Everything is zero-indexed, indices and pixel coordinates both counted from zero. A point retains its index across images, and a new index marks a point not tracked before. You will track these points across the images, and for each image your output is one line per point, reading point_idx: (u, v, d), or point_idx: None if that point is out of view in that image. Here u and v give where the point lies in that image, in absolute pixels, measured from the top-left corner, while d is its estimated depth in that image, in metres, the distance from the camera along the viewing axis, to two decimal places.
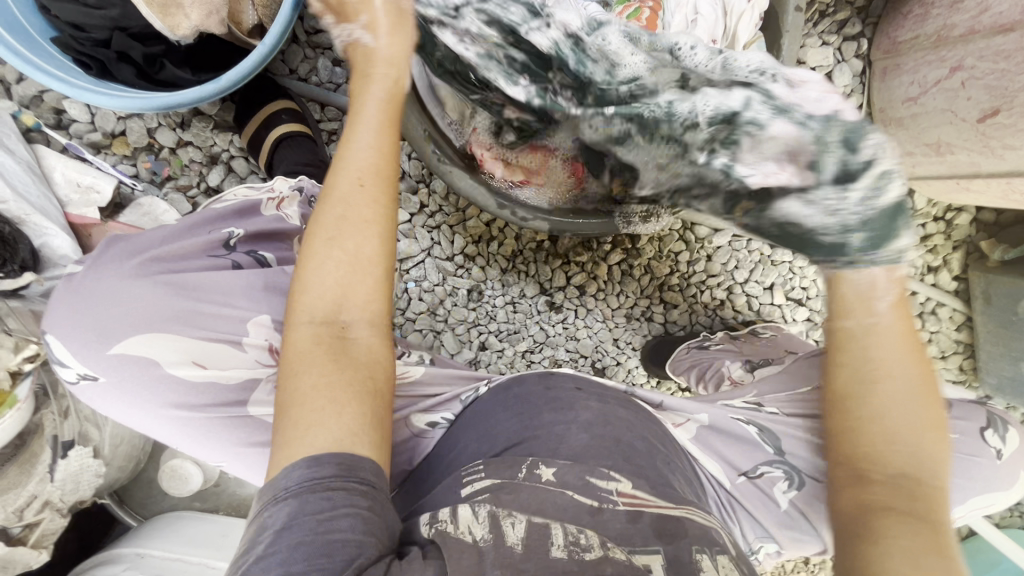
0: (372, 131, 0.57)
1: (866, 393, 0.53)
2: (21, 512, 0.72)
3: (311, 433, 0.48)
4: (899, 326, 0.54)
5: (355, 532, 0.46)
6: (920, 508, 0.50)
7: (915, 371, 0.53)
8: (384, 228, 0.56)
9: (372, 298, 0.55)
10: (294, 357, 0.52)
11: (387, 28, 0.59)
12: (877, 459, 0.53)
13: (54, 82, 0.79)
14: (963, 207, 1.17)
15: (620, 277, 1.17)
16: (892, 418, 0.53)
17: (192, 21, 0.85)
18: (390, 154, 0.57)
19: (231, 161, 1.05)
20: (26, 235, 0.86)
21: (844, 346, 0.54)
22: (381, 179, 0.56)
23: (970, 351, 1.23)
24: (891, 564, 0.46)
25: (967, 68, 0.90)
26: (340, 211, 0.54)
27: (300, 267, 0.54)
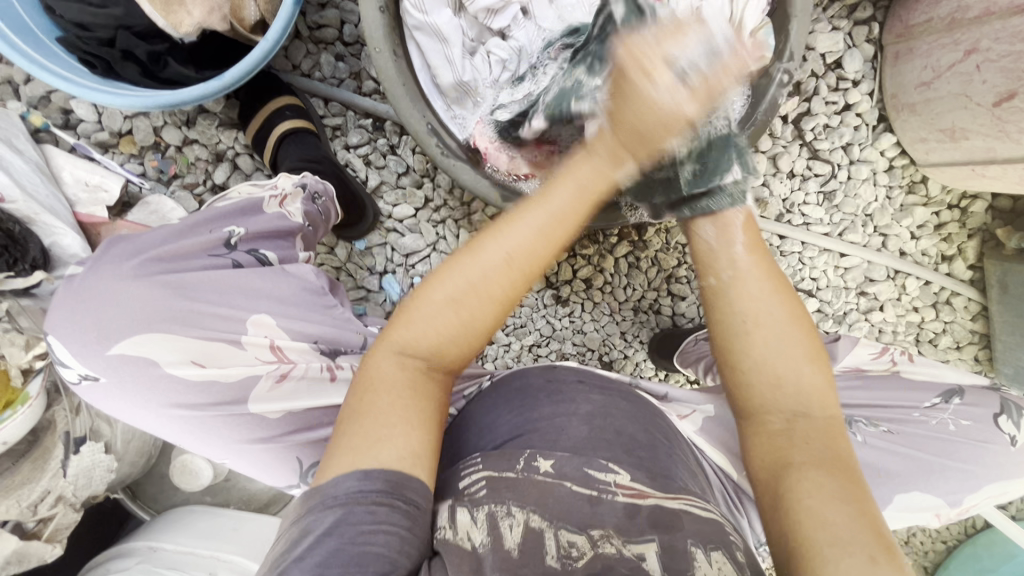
0: (548, 222, 0.56)
1: (737, 341, 0.58)
2: (35, 506, 0.74)
3: (378, 449, 0.50)
4: (753, 275, 0.60)
5: (391, 548, 0.46)
6: (816, 445, 0.55)
7: (777, 311, 0.58)
8: (503, 307, 0.56)
9: (461, 355, 0.57)
10: (375, 377, 0.54)
11: (610, 149, 0.55)
12: (775, 409, 0.57)
13: (60, 81, 0.80)
14: (979, 194, 1.14)
15: (627, 269, 1.16)
16: (769, 358, 0.57)
17: (194, 17, 0.88)
18: (552, 251, 0.57)
19: (236, 158, 1.05)
20: (36, 235, 0.87)
21: (713, 305, 0.60)
22: (529, 271, 0.56)
23: (986, 342, 1.20)
24: (808, 517, 0.49)
25: (983, 50, 0.89)
26: (475, 279, 0.54)
27: (414, 298, 0.56)
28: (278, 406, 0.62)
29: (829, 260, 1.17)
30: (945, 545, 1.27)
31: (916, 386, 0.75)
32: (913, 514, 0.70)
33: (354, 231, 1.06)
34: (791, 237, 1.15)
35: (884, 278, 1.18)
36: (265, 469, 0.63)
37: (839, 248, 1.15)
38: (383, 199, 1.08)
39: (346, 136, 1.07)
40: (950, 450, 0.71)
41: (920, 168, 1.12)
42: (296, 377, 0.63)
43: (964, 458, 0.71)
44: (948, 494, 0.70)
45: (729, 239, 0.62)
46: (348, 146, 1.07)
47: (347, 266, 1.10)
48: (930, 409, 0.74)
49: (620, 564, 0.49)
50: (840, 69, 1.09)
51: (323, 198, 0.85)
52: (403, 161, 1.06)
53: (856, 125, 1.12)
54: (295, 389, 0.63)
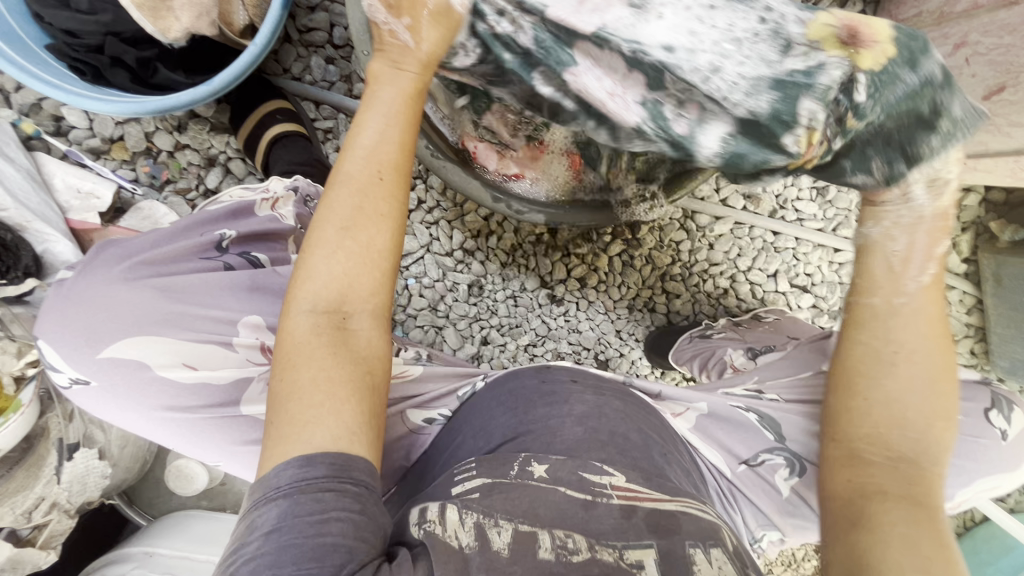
0: (388, 122, 0.56)
1: (875, 367, 0.55)
2: (30, 513, 0.74)
3: (310, 430, 0.48)
4: (921, 314, 0.55)
5: (347, 536, 0.45)
6: (915, 491, 0.52)
7: (932, 355, 0.55)
8: (392, 224, 0.55)
9: (377, 290, 0.54)
10: (291, 345, 0.51)
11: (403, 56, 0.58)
12: (875, 442, 0.55)
13: (51, 90, 0.80)
14: (971, 187, 1.14)
15: (621, 267, 1.16)
16: (901, 400, 0.55)
17: (182, 23, 0.86)
18: (407, 150, 0.57)
19: (228, 162, 1.06)
20: (27, 242, 0.87)
21: (861, 324, 0.57)
22: (392, 173, 0.56)
23: (982, 335, 1.20)
24: (888, 552, 0.48)
25: (972, 43, 0.89)
26: (355, 201, 0.54)
27: (306, 253, 0.54)
28: None
29: (824, 255, 1.17)
30: None
31: None
32: None
33: None
34: (784, 233, 1.15)
35: None
36: (255, 472, 0.62)
37: (833, 243, 1.15)
38: None
39: (338, 139, 1.07)
40: None
41: None
42: None
43: (956, 453, 0.71)
44: (941, 488, 0.70)
45: (910, 271, 0.56)
46: (340, 149, 1.07)
47: None
48: None
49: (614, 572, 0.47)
50: None
51: (314, 201, 0.85)
52: None
53: None
54: None
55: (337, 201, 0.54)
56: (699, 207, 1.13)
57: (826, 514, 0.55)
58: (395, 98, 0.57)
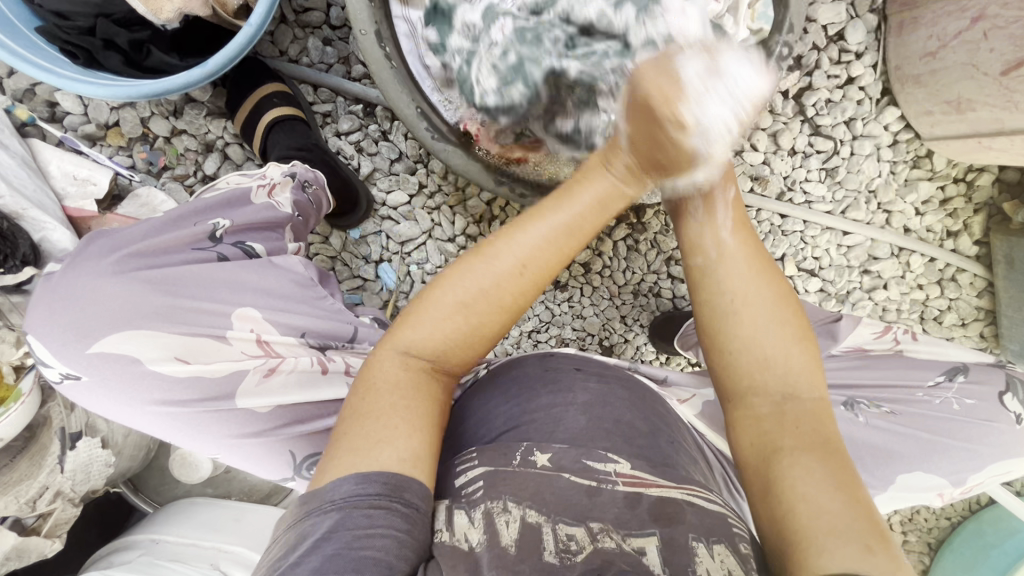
0: (560, 232, 0.57)
1: (726, 321, 0.59)
2: (34, 503, 0.74)
3: (377, 450, 0.50)
4: (739, 257, 0.61)
5: (387, 552, 0.45)
6: (813, 434, 0.53)
7: (768, 296, 0.59)
8: (514, 313, 0.58)
9: (467, 356, 0.58)
10: (375, 378, 0.55)
11: (631, 170, 0.57)
12: (767, 392, 0.57)
13: (41, 72, 0.78)
14: (985, 166, 1.11)
15: (626, 252, 1.14)
16: (759, 344, 0.58)
17: (175, 3, 0.84)
18: (562, 262, 0.58)
19: (226, 148, 1.04)
20: (24, 230, 0.86)
21: (699, 282, 0.62)
22: (539, 278, 0.57)
23: (992, 318, 1.18)
24: (800, 511, 0.48)
25: (991, 16, 0.86)
26: (485, 285, 0.55)
27: (421, 304, 0.57)
28: (268, 399, 0.62)
29: (832, 238, 1.15)
30: (949, 519, 1.29)
31: (917, 364, 0.74)
32: (916, 493, 0.70)
33: (348, 219, 1.05)
34: (792, 215, 1.12)
35: (887, 256, 1.16)
36: (256, 463, 0.62)
37: (841, 226, 1.13)
38: (376, 186, 1.06)
39: (337, 122, 1.05)
40: (952, 429, 0.70)
41: (925, 142, 1.09)
42: (285, 371, 0.63)
43: (968, 437, 0.70)
44: (952, 471, 0.70)
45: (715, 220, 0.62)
46: (340, 133, 1.05)
47: (342, 255, 1.09)
48: (932, 387, 0.72)
49: (620, 559, 0.47)
50: (842, 41, 1.05)
51: (313, 187, 0.83)
52: (396, 147, 1.04)
53: (859, 99, 1.08)
54: (284, 381, 0.63)
55: (469, 277, 0.55)
56: None
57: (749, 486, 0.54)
58: (608, 193, 0.58)
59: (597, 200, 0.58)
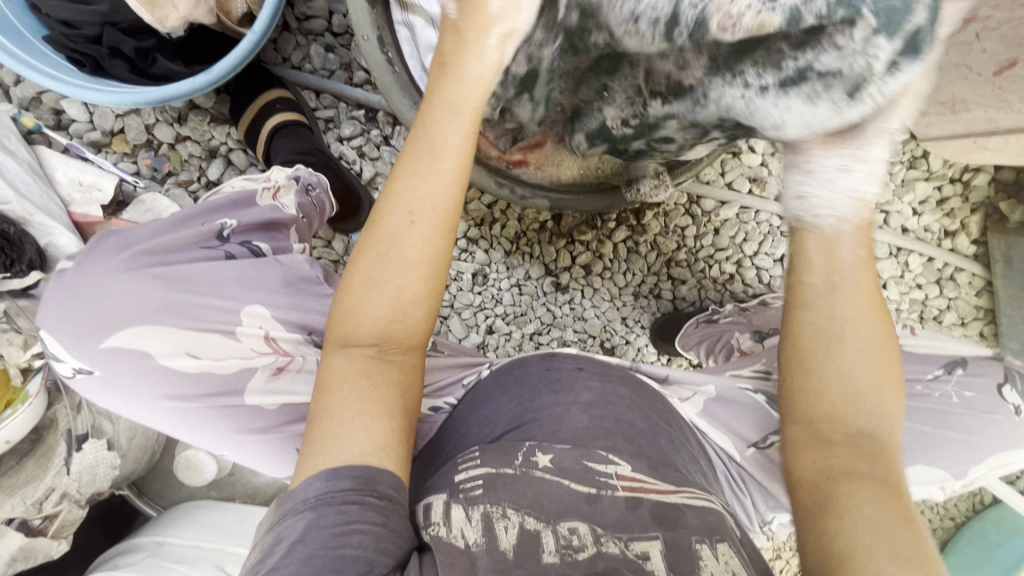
0: (437, 161, 0.54)
1: (829, 347, 0.53)
2: (40, 503, 0.74)
3: (338, 446, 0.50)
4: (860, 280, 0.54)
5: (366, 548, 0.46)
6: (875, 466, 0.50)
7: (875, 330, 0.54)
8: (433, 267, 0.55)
9: (411, 331, 0.55)
10: (328, 374, 0.53)
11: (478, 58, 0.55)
12: (836, 422, 0.53)
13: (48, 80, 0.79)
14: (981, 166, 1.12)
15: (626, 254, 1.15)
16: (847, 383, 0.53)
17: (180, 11, 0.86)
18: (457, 192, 0.55)
19: (229, 154, 1.05)
20: (31, 235, 0.87)
21: (806, 303, 0.54)
22: (442, 217, 0.54)
23: (992, 316, 1.19)
24: (864, 545, 0.46)
25: (982, 18, 0.87)
26: (388, 244, 0.54)
27: (346, 288, 0.55)
28: (276, 398, 0.63)
29: None
30: (953, 521, 1.27)
31: (917, 360, 0.75)
32: (917, 488, 0.70)
33: (351, 222, 1.05)
34: None
35: (886, 256, 1.16)
36: (262, 461, 0.63)
37: None
38: (379, 190, 1.08)
39: (339, 128, 1.06)
40: (952, 423, 0.70)
41: (921, 143, 1.10)
42: (292, 370, 0.64)
43: (967, 430, 0.70)
44: (952, 466, 0.70)
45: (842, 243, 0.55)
46: (341, 137, 1.06)
47: (345, 258, 1.10)
48: (932, 380, 0.73)
49: (624, 565, 0.48)
50: None
51: (316, 190, 0.85)
52: (398, 151, 1.05)
53: None
54: (292, 380, 0.64)
55: (377, 244, 0.54)
56: (704, 191, 1.12)
57: (799, 504, 0.52)
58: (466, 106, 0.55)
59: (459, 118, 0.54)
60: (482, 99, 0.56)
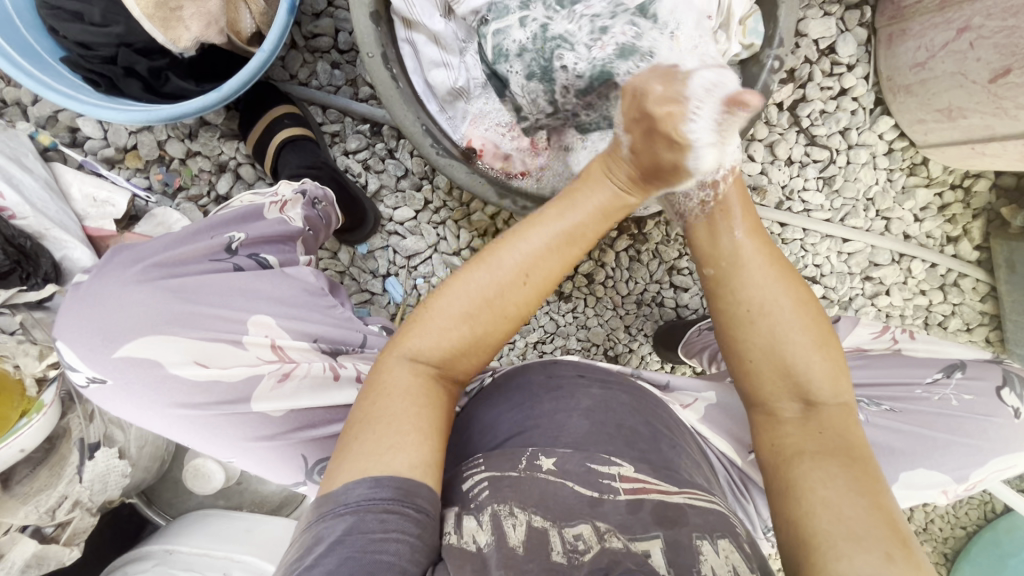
0: (559, 238, 0.58)
1: (749, 332, 0.59)
2: (53, 511, 0.76)
3: (391, 456, 0.51)
4: (755, 261, 0.60)
5: (401, 557, 0.47)
6: (831, 436, 0.56)
7: (788, 299, 0.58)
8: (518, 322, 0.59)
9: (471, 364, 0.59)
10: (386, 386, 0.56)
11: (630, 180, 0.59)
12: (789, 398, 0.58)
13: (66, 100, 0.82)
14: (981, 172, 1.12)
15: (628, 263, 1.16)
16: (779, 349, 0.58)
17: (193, 32, 0.88)
18: (564, 268, 0.59)
19: (238, 168, 1.08)
20: (46, 249, 0.90)
21: (716, 293, 0.61)
22: (545, 288, 0.59)
23: (996, 322, 1.19)
24: (816, 521, 0.50)
25: (976, 27, 0.89)
26: (490, 289, 0.56)
27: (429, 308, 0.57)
28: (282, 404, 0.63)
29: (833, 245, 1.16)
30: (964, 530, 1.25)
31: (916, 365, 0.75)
32: (919, 493, 0.70)
33: (356, 234, 1.08)
34: (792, 224, 1.14)
35: (888, 262, 1.17)
36: (270, 467, 0.64)
37: (840, 232, 1.14)
38: (384, 203, 1.10)
39: (345, 142, 1.09)
40: (951, 428, 0.71)
41: (920, 150, 1.11)
42: (298, 376, 0.65)
43: (967, 434, 0.70)
44: (954, 471, 0.70)
45: (726, 226, 0.62)
46: (347, 151, 1.08)
47: (351, 270, 1.12)
48: (932, 385, 0.74)
49: (627, 558, 0.48)
50: (834, 54, 1.08)
51: (322, 204, 0.87)
52: (402, 164, 1.08)
53: (852, 110, 1.11)
54: (297, 387, 0.64)
55: (476, 280, 0.57)
56: None
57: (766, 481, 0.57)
58: (607, 203, 0.60)
59: (599, 209, 0.59)
60: (596, 224, 0.60)
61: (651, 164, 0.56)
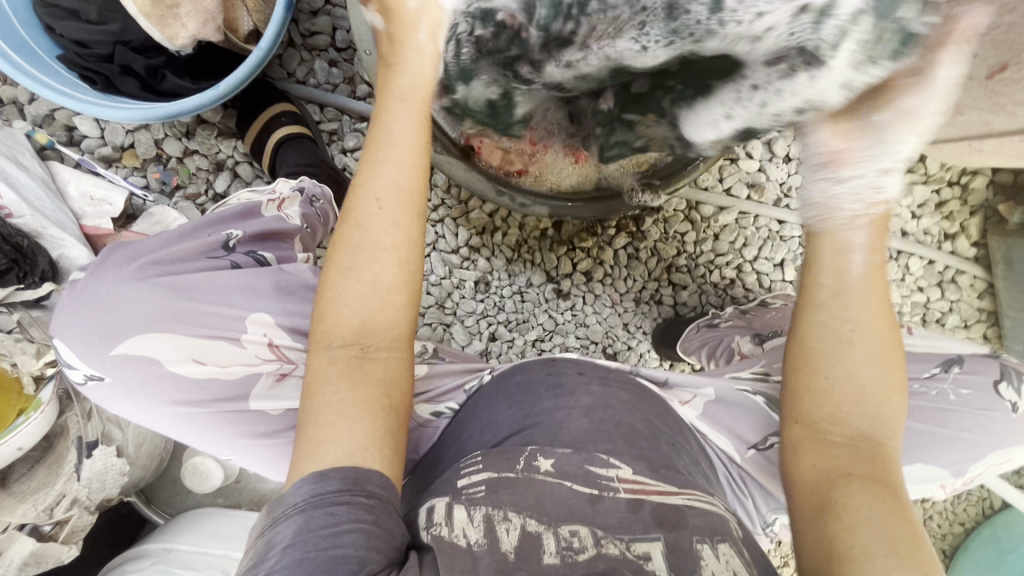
0: (402, 150, 0.56)
1: (837, 355, 0.56)
2: (51, 511, 0.76)
3: (324, 450, 0.51)
4: (870, 294, 0.56)
5: (357, 548, 0.46)
6: (876, 467, 0.54)
7: (881, 344, 0.56)
8: (406, 253, 0.56)
9: (394, 323, 0.56)
10: (311, 379, 0.55)
11: (433, 46, 0.57)
12: (841, 424, 0.56)
13: (61, 97, 0.82)
14: (979, 169, 1.13)
15: (626, 260, 1.16)
16: (857, 380, 0.56)
17: (189, 30, 0.88)
18: (413, 175, 0.56)
19: (236, 167, 1.07)
20: (44, 248, 0.90)
21: (814, 307, 0.57)
22: (405, 203, 0.56)
23: (995, 319, 1.19)
24: (859, 540, 0.49)
25: None
26: (358, 240, 0.55)
27: (325, 290, 0.56)
28: (279, 403, 0.64)
29: None
30: (963, 527, 1.25)
31: (913, 359, 0.75)
32: (916, 487, 0.71)
33: None
34: (789, 221, 1.15)
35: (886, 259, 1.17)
36: (268, 465, 0.64)
37: None
38: None
39: (343, 140, 1.09)
40: (949, 423, 0.71)
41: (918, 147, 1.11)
42: (296, 377, 0.65)
43: (966, 428, 0.70)
44: (951, 465, 0.70)
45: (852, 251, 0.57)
46: (345, 149, 1.08)
47: None
48: (929, 379, 0.73)
49: (624, 566, 0.48)
50: None
51: (320, 202, 0.87)
52: None
53: None
54: (295, 386, 0.65)
55: (348, 242, 0.56)
56: (704, 197, 1.13)
57: (798, 503, 0.55)
58: (420, 96, 0.58)
59: (415, 107, 0.57)
60: (428, 92, 0.58)
61: (408, 26, 0.57)
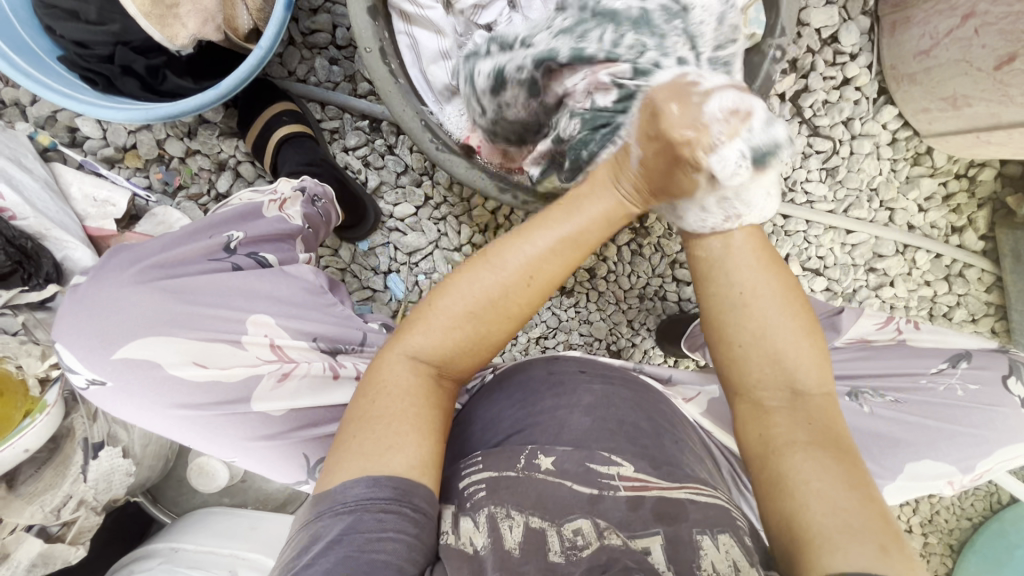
0: (564, 242, 0.58)
1: (736, 313, 0.60)
2: (58, 511, 0.77)
3: (388, 456, 0.51)
4: (744, 246, 0.62)
5: (399, 555, 0.47)
6: (816, 426, 0.55)
7: (777, 295, 0.60)
8: (519, 323, 0.59)
9: (472, 362, 0.59)
10: (383, 380, 0.56)
11: (636, 188, 0.59)
12: (775, 389, 0.58)
13: (62, 99, 0.82)
14: (986, 161, 1.11)
15: (630, 257, 1.15)
16: (768, 335, 0.58)
17: (189, 29, 0.88)
18: (567, 270, 0.59)
19: (238, 166, 1.07)
20: (47, 250, 0.90)
21: (707, 276, 0.62)
22: (547, 287, 0.59)
23: (1002, 313, 1.17)
24: (813, 514, 0.49)
25: (981, 13, 0.88)
26: (493, 292, 0.57)
27: (429, 307, 0.57)
28: (282, 403, 0.63)
29: (836, 237, 1.15)
30: (970, 522, 1.25)
31: (921, 354, 0.75)
32: (923, 482, 0.70)
33: (357, 231, 1.07)
34: (795, 216, 1.13)
35: (893, 253, 1.15)
36: (272, 467, 0.64)
37: (844, 224, 1.13)
38: (384, 200, 1.09)
39: (344, 138, 1.08)
40: (958, 417, 0.70)
41: (924, 139, 1.10)
42: (298, 376, 0.65)
43: (974, 423, 0.70)
44: (960, 461, 0.70)
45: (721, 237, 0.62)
46: (347, 148, 1.08)
47: (352, 267, 1.11)
48: (937, 374, 0.73)
49: (626, 555, 0.49)
50: (836, 43, 1.07)
51: (322, 201, 0.86)
52: (402, 160, 1.07)
53: (856, 99, 1.09)
54: (297, 386, 0.64)
55: (477, 283, 0.57)
56: None
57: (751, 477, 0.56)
58: (610, 209, 0.60)
59: (602, 214, 0.60)
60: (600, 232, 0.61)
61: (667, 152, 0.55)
